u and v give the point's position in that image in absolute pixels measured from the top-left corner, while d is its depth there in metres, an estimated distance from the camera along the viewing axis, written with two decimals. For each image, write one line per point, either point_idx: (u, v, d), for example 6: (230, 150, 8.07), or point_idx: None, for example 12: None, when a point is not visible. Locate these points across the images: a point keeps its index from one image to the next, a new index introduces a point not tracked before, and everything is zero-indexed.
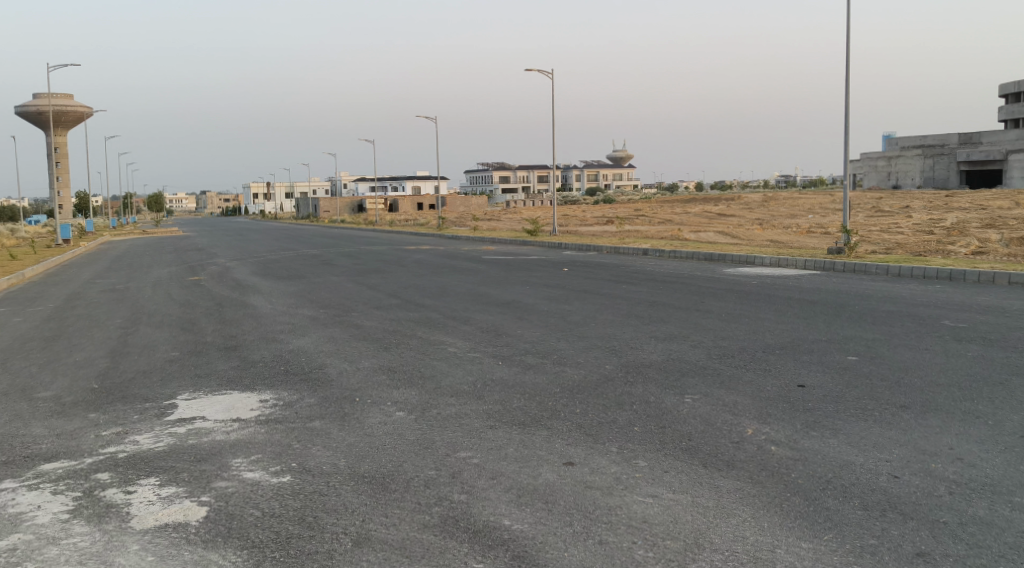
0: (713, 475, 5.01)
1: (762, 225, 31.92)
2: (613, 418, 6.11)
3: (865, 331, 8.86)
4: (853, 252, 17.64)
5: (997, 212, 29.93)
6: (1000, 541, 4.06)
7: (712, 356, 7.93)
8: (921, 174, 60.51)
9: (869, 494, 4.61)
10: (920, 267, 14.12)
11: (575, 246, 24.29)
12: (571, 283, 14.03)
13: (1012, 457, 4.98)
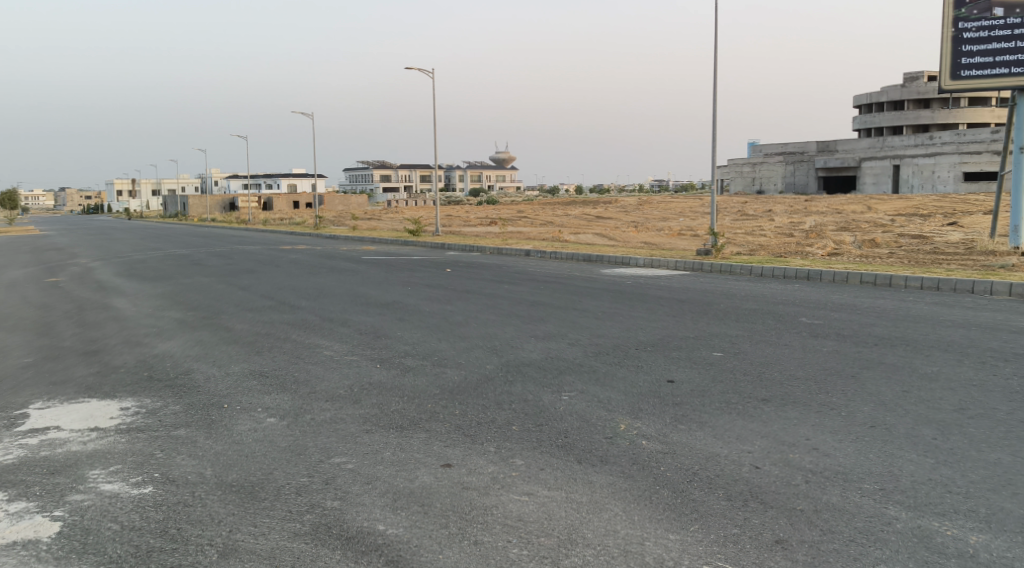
0: (587, 471, 5.09)
1: (637, 227, 32.95)
2: (492, 418, 6.13)
3: (732, 328, 9.24)
4: (721, 253, 18.44)
5: (851, 216, 31.98)
6: (850, 526, 4.29)
7: (589, 354, 8.08)
8: (783, 179, 63.89)
9: (732, 485, 4.81)
10: (781, 267, 14.88)
11: (457, 245, 24.31)
12: (451, 284, 14.02)
13: (862, 446, 5.29)
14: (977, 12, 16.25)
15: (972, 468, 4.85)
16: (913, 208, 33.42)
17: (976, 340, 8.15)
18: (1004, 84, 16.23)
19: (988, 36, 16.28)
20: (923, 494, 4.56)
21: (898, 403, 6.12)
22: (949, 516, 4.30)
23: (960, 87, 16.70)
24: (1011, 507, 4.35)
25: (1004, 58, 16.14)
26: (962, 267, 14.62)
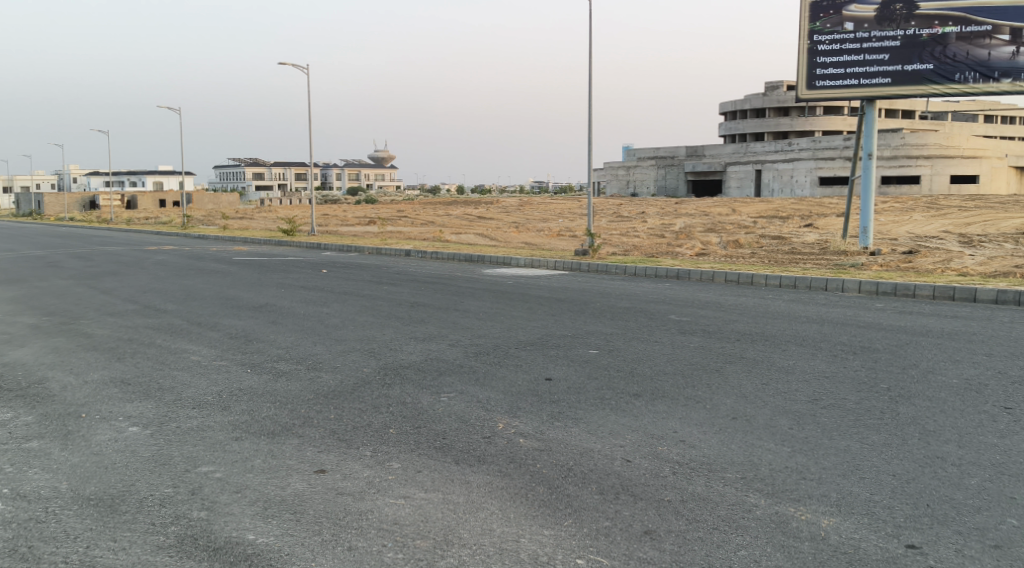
0: (464, 471, 5.11)
1: (516, 228, 33.33)
2: (368, 421, 6.06)
3: (607, 326, 9.48)
4: (597, 253, 18.90)
5: (718, 217, 33.53)
6: (714, 514, 4.47)
7: (467, 354, 8.11)
8: (656, 182, 66.08)
9: (604, 479, 4.94)
10: (653, 267, 15.37)
11: (335, 246, 23.88)
12: (328, 285, 13.76)
13: (725, 437, 5.54)
14: (830, 26, 17.42)
15: (824, 455, 5.16)
16: (775, 210, 35.24)
17: (830, 334, 8.68)
18: (854, 94, 17.31)
19: (840, 49, 17.36)
20: (780, 482, 4.81)
21: (759, 395, 6.44)
22: (804, 502, 4.55)
23: (815, 96, 17.73)
24: (858, 490, 4.65)
25: (854, 69, 17.24)
26: (817, 268, 15.49)
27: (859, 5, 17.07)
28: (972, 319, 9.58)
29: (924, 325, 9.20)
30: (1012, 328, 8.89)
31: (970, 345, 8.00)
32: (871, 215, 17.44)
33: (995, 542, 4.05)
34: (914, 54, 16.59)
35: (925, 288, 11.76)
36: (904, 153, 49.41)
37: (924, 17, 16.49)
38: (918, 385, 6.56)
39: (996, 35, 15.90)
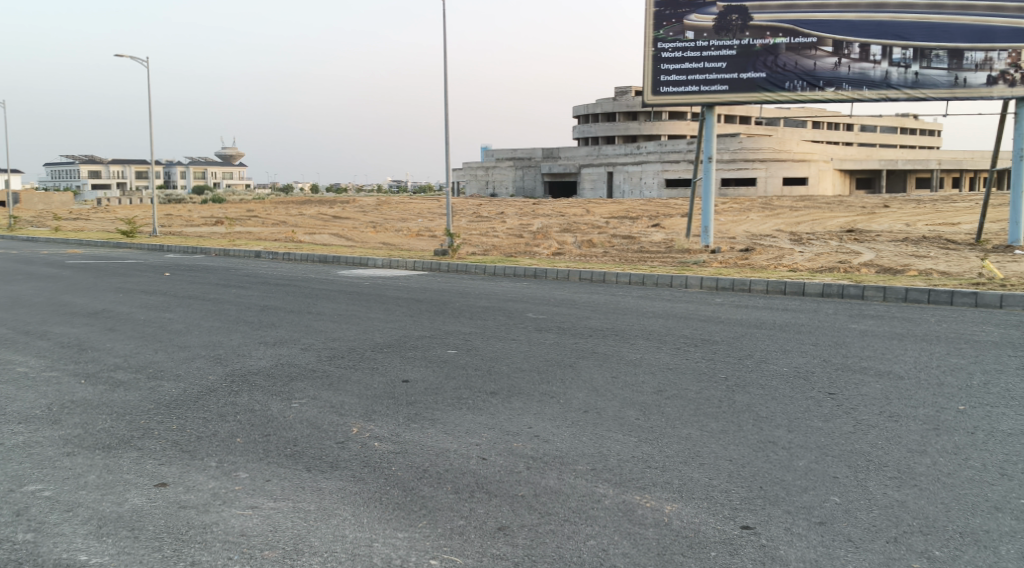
0: (316, 478, 5.01)
1: (373, 227, 32.96)
2: (214, 430, 5.82)
3: (464, 326, 9.53)
4: (456, 253, 18.94)
5: (574, 217, 34.52)
6: (566, 506, 4.58)
7: (321, 358, 7.93)
8: (513, 183, 67.04)
9: (459, 478, 4.96)
10: (510, 266, 15.56)
11: (181, 247, 22.77)
12: (174, 289, 13.12)
13: (577, 430, 5.69)
14: (672, 34, 18.16)
15: (668, 443, 5.40)
16: (625, 211, 36.43)
17: (675, 328, 9.08)
18: (695, 99, 18.11)
19: (681, 57, 18.12)
20: (627, 471, 4.99)
21: (608, 388, 6.66)
22: (649, 490, 4.73)
23: (660, 101, 18.38)
24: (698, 476, 4.89)
25: (695, 76, 18.02)
26: (664, 267, 15.56)
27: (698, 15, 17.96)
28: (801, 311, 10.29)
29: (759, 317, 9.80)
30: (836, 319, 9.62)
31: (799, 335, 8.59)
32: (712, 216, 18.33)
33: (819, 519, 4.32)
34: (749, 62, 17.61)
35: (760, 283, 12.50)
36: (742, 156, 52.37)
37: (757, 28, 17.55)
38: (753, 374, 6.99)
39: (820, 47, 17.19)
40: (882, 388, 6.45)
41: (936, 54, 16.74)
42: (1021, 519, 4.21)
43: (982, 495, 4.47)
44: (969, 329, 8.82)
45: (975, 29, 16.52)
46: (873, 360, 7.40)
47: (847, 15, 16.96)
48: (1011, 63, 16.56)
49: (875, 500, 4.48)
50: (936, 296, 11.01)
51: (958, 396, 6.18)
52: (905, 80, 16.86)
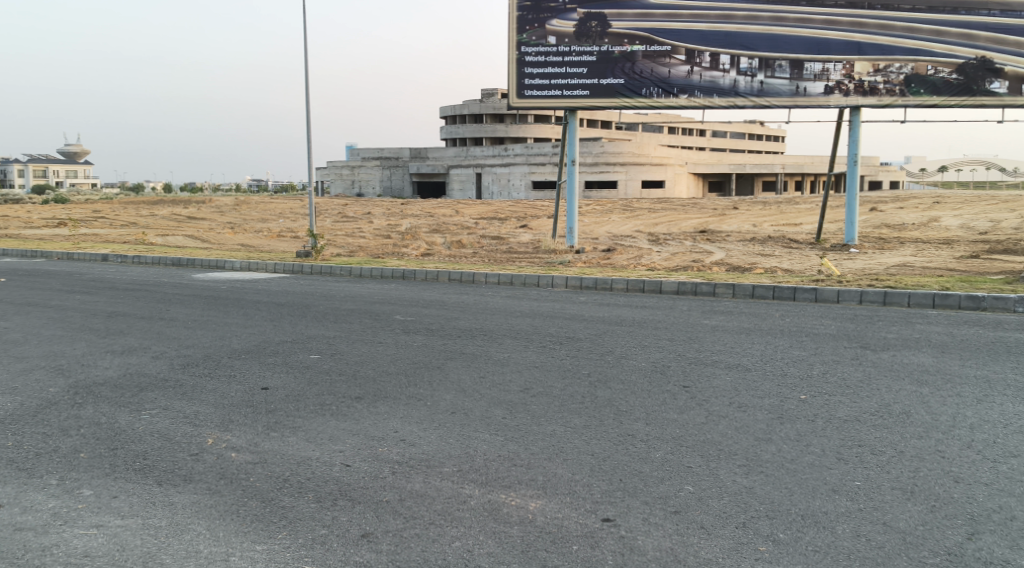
0: (168, 492, 4.78)
1: (232, 228, 31.98)
2: (55, 446, 5.45)
3: (328, 330, 9.33)
4: (320, 254, 18.52)
5: (443, 217, 34.86)
6: (431, 509, 4.57)
7: (173, 367, 7.58)
8: (380, 183, 66.29)
9: (322, 486, 4.86)
10: (377, 268, 15.38)
11: (19, 250, 21.18)
12: (10, 295, 12.18)
13: (444, 432, 5.69)
14: (535, 38, 18.42)
15: (533, 440, 5.48)
16: (492, 212, 36.75)
17: (539, 327, 9.23)
18: (558, 103, 18.44)
19: (544, 61, 18.41)
20: (493, 471, 5.03)
21: (476, 388, 6.69)
22: (514, 488, 4.78)
23: (525, 104, 18.59)
24: (562, 471, 4.99)
25: (557, 81, 18.36)
26: (531, 267, 15.73)
27: (559, 20, 18.31)
28: (658, 308, 10.69)
29: (619, 314, 10.11)
30: (690, 315, 10.08)
31: (657, 331, 8.92)
32: (576, 218, 18.76)
33: (674, 508, 4.49)
34: (608, 68, 18.12)
35: (621, 282, 12.88)
36: (604, 160, 53.62)
37: (615, 35, 18.07)
38: (614, 369, 7.20)
39: (674, 55, 17.92)
40: (731, 380, 6.79)
41: (778, 64, 17.77)
42: (855, 499, 4.50)
43: (821, 479, 4.77)
44: (810, 323, 9.41)
45: (812, 41, 17.62)
46: (724, 354, 7.78)
47: (698, 25, 17.77)
48: (846, 74, 17.79)
49: (725, 487, 4.70)
50: (781, 292, 11.70)
51: (800, 386, 6.59)
52: (751, 88, 17.81)
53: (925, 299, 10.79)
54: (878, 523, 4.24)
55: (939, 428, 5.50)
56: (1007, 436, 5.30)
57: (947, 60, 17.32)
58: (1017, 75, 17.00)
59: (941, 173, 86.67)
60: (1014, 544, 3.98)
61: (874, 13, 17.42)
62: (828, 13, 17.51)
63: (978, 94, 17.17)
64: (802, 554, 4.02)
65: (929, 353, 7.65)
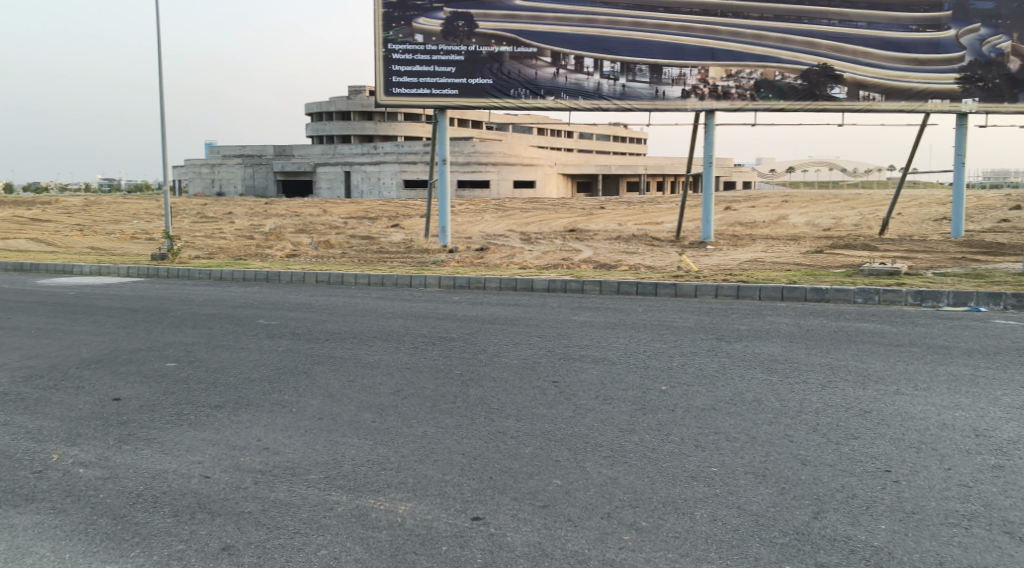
0: (8, 514, 4.45)
1: (81, 229, 30.38)
2: None
3: (187, 336, 8.93)
4: (177, 257, 17.74)
5: (308, 217, 34.23)
6: (296, 518, 4.45)
7: (14, 379, 7.05)
8: (243, 182, 64.12)
9: (179, 499, 4.65)
10: (239, 270, 14.86)
11: None
12: None
13: (310, 439, 5.55)
14: (401, 36, 18.19)
15: (403, 443, 5.43)
16: (361, 212, 36.24)
17: (411, 327, 9.17)
18: (426, 102, 18.35)
19: (412, 59, 18.23)
20: (361, 476, 4.94)
21: (344, 393, 6.56)
22: (382, 492, 4.72)
23: (393, 103, 18.35)
24: (432, 472, 4.96)
25: (425, 79, 18.24)
26: (403, 267, 15.63)
27: (426, 19, 18.22)
28: (529, 306, 10.83)
29: (490, 313, 10.17)
30: (559, 312, 10.28)
31: (526, 328, 9.04)
32: (448, 217, 18.75)
33: (542, 503, 4.56)
34: (476, 68, 18.20)
35: (492, 281, 12.97)
36: (476, 159, 53.20)
37: (482, 35, 18.17)
38: (486, 368, 7.23)
39: (540, 57, 18.20)
40: (597, 374, 6.97)
41: (639, 68, 18.37)
42: (712, 485, 4.70)
43: (681, 466, 4.96)
44: (671, 317, 9.78)
45: (670, 46, 18.31)
46: (591, 348, 7.97)
47: (563, 27, 18.16)
48: (701, 78, 18.51)
49: (591, 479, 4.82)
50: (644, 287, 12.11)
51: (662, 377, 6.84)
52: (614, 91, 18.34)
53: (775, 292, 11.40)
54: (734, 507, 4.44)
55: (788, 413, 5.82)
56: (848, 419, 5.68)
57: (793, 67, 18.43)
58: (855, 81, 18.45)
59: (790, 174, 92.03)
60: (854, 520, 4.25)
61: (726, 20, 18.30)
62: (684, 20, 18.26)
63: (820, 99, 18.48)
64: (663, 540, 4.16)
65: (778, 343, 8.10)
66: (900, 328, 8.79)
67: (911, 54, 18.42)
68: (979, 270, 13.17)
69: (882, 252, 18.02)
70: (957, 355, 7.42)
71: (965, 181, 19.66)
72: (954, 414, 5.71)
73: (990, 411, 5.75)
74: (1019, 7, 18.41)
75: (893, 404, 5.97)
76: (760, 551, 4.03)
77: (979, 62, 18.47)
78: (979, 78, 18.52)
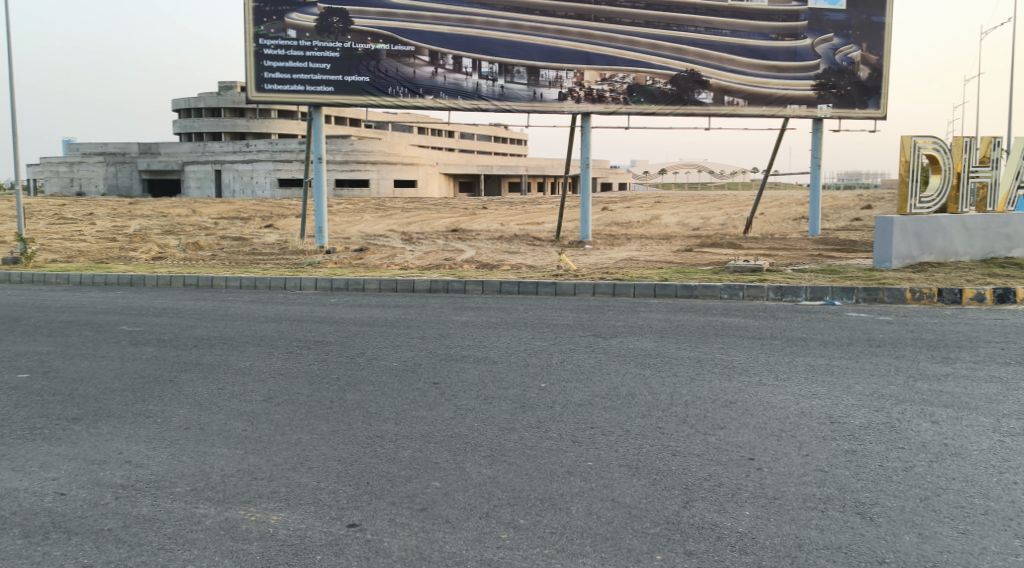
0: None
1: None
2: None
3: (41, 345, 8.36)
4: (31, 260, 16.61)
5: (175, 216, 33.25)
6: (160, 534, 4.25)
7: None
8: (105, 181, 60.77)
9: (30, 520, 4.34)
10: (100, 274, 14.06)
11: None
12: None
13: (176, 450, 5.30)
14: (273, 31, 17.63)
15: (276, 451, 5.26)
16: (234, 212, 35.05)
17: (286, 332, 8.92)
18: (301, 100, 17.89)
19: (285, 55, 17.71)
20: (231, 486, 4.76)
21: (213, 401, 6.31)
22: (254, 502, 4.57)
23: (265, 99, 17.79)
24: (306, 480, 4.83)
25: (298, 76, 17.78)
26: (277, 269, 15.21)
27: (299, 14, 17.68)
28: (410, 307, 10.72)
29: (369, 315, 10.01)
30: (441, 312, 10.23)
31: (407, 330, 8.95)
32: (325, 217, 18.38)
33: (420, 506, 4.51)
34: (352, 65, 17.89)
35: (372, 282, 12.79)
36: (354, 158, 52.18)
37: (358, 32, 17.88)
38: (364, 371, 7.11)
39: (417, 56, 18.10)
40: (478, 374, 6.98)
41: (516, 69, 18.55)
42: (588, 479, 4.79)
43: (558, 462, 5.02)
44: (550, 315, 9.90)
45: (545, 49, 18.56)
46: (472, 348, 7.97)
47: (440, 27, 18.10)
48: (577, 82, 18.85)
49: (470, 479, 4.81)
50: (525, 287, 12.23)
51: (541, 374, 6.92)
52: (491, 92, 18.45)
53: (648, 289, 11.75)
54: (608, 500, 4.53)
55: (659, 406, 6.00)
56: (715, 410, 5.90)
57: (663, 72, 19.07)
58: (720, 87, 19.30)
59: (663, 175, 95.28)
60: (720, 507, 4.42)
61: (600, 25, 18.69)
62: (559, 23, 18.57)
63: (688, 104, 19.22)
64: (539, 537, 4.20)
65: (651, 339, 8.34)
66: (762, 322, 9.24)
67: (771, 61, 19.39)
68: (833, 266, 13.99)
69: (747, 250, 18.90)
70: (814, 347, 7.85)
71: (821, 183, 20.84)
72: (811, 402, 6.03)
73: (844, 399, 6.10)
74: (867, 19, 19.52)
75: (756, 394, 6.25)
76: (633, 542, 4.12)
77: (832, 70, 19.62)
78: (832, 85, 19.69)
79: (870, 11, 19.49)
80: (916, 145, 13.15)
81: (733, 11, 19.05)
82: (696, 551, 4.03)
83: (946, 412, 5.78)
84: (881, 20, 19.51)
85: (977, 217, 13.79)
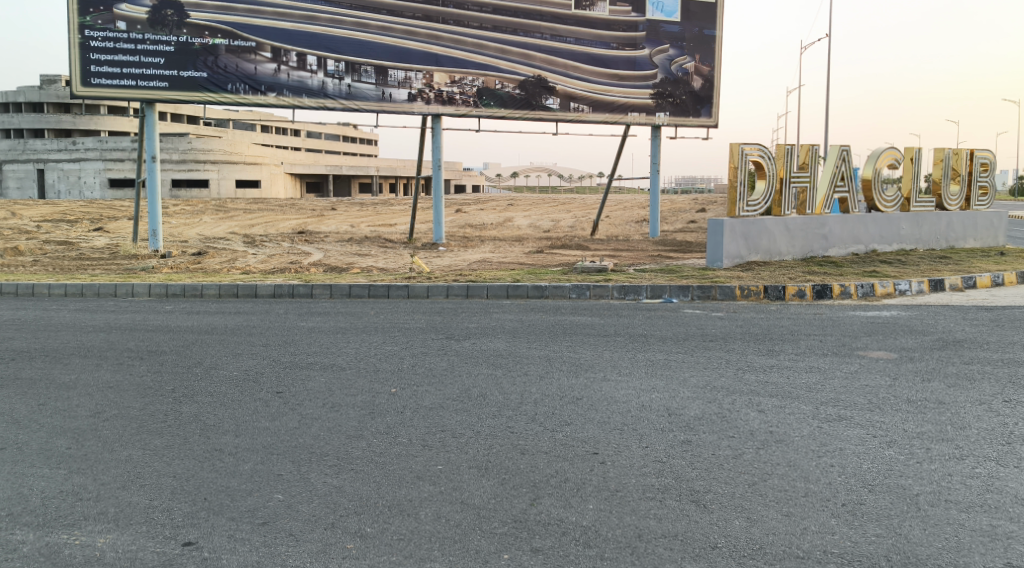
0: None
1: None
2: None
3: None
4: None
5: None
6: None
7: None
8: None
9: None
10: None
11: None
12: None
13: None
14: (100, 23, 16.54)
15: (104, 470, 4.94)
16: (59, 214, 32.78)
17: (116, 342, 8.39)
18: (132, 95, 16.88)
19: (114, 48, 16.66)
20: (53, 510, 4.43)
21: (32, 418, 5.84)
22: (78, 525, 4.27)
23: (91, 95, 16.66)
24: (137, 499, 4.57)
25: (130, 70, 16.79)
26: (107, 274, 14.30)
27: (129, 5, 16.69)
28: (253, 313, 10.34)
29: (207, 323, 9.55)
30: (286, 318, 9.92)
31: (249, 337, 8.65)
32: (160, 219, 17.43)
33: (262, 520, 4.37)
34: (188, 60, 17.07)
35: (211, 288, 12.26)
36: (192, 158, 49.92)
37: (194, 26, 17.11)
38: (202, 383, 6.79)
39: (259, 52, 17.53)
40: (325, 381, 6.81)
41: (363, 69, 18.30)
42: (437, 483, 4.79)
43: (407, 468, 4.99)
44: (402, 319, 9.81)
45: (393, 49, 18.42)
46: (319, 355, 7.79)
47: (283, 23, 17.60)
48: (426, 83, 18.80)
49: (315, 490, 4.69)
50: (375, 290, 12.09)
51: (391, 380, 6.83)
52: (338, 91, 18.13)
53: (500, 291, 11.87)
54: (457, 503, 4.55)
55: (509, 406, 6.08)
56: (562, 407, 6.05)
57: (511, 77, 19.36)
58: (565, 93, 19.81)
59: (512, 178, 97.04)
60: (566, 503, 4.53)
61: (447, 27, 18.73)
62: (407, 23, 18.48)
63: (536, 109, 19.63)
64: (386, 544, 4.15)
65: (502, 339, 8.43)
66: (607, 320, 9.56)
67: (612, 69, 20.10)
68: (671, 266, 14.66)
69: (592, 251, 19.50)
70: (654, 342, 8.20)
71: (660, 186, 21.77)
72: (650, 396, 6.30)
73: (680, 392, 6.41)
74: (699, 31, 20.66)
75: (600, 390, 6.46)
76: (481, 543, 4.16)
77: (668, 79, 20.59)
78: (668, 94, 20.66)
79: (701, 24, 20.66)
80: (743, 151, 13.90)
81: (576, 20, 19.59)
82: (542, 548, 4.11)
83: (771, 401, 6.18)
84: (711, 34, 20.71)
85: (797, 218, 14.83)
